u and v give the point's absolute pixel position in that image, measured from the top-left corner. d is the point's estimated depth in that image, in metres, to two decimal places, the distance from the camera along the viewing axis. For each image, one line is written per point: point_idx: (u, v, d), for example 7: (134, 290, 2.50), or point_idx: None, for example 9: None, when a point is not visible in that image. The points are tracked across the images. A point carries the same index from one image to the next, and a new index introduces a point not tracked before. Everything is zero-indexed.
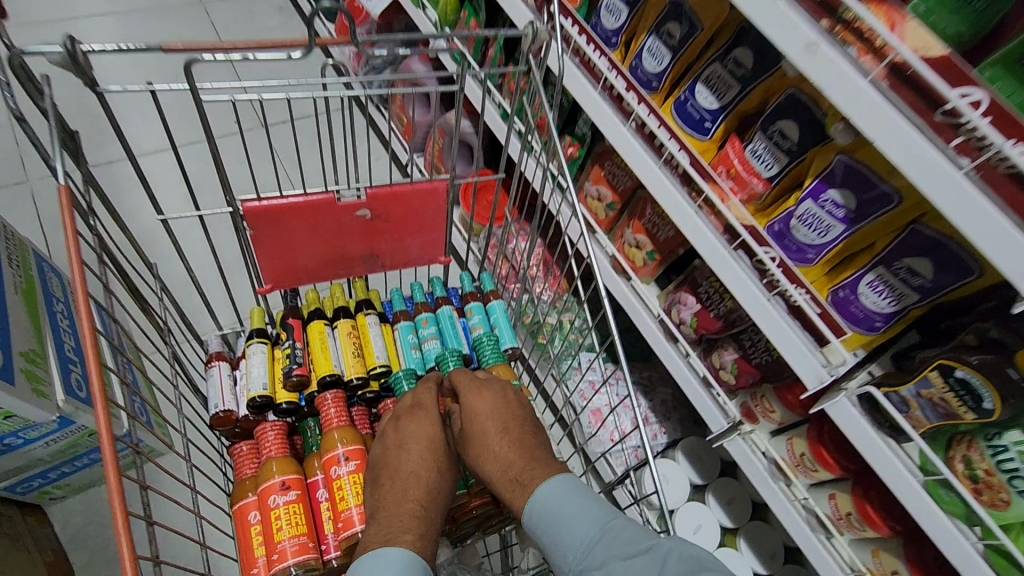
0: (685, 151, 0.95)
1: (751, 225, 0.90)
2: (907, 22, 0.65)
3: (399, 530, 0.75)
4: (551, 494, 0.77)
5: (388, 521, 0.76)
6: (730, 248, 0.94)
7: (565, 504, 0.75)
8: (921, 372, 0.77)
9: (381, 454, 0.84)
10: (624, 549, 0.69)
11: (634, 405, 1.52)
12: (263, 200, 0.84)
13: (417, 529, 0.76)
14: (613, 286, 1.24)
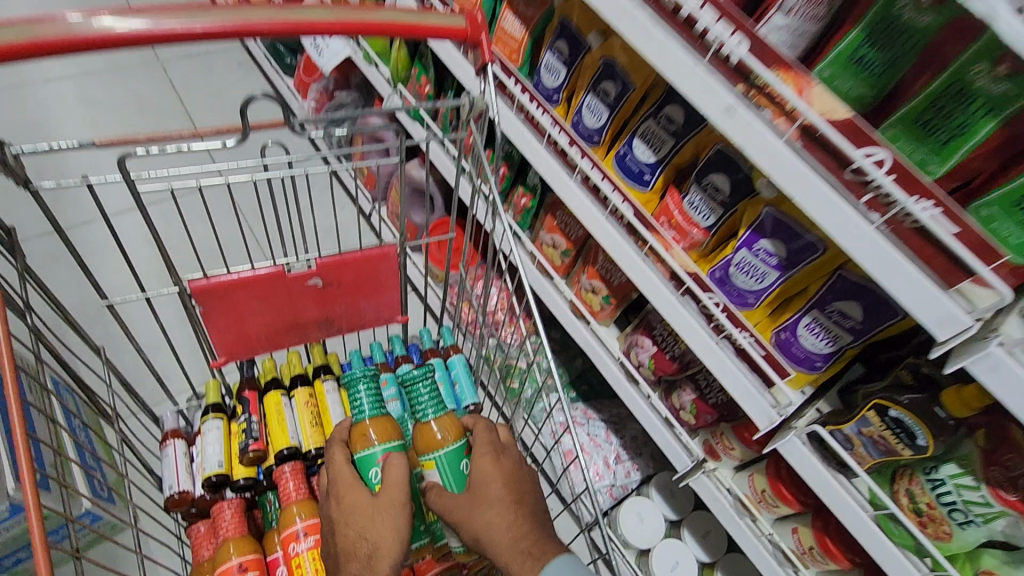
0: (629, 204, 0.99)
1: (695, 272, 0.93)
2: (812, 86, 0.67)
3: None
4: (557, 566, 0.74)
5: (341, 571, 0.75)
6: (677, 293, 0.97)
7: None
8: (861, 412, 0.79)
9: (338, 507, 0.80)
10: None
11: (607, 443, 1.53)
12: (209, 279, 0.85)
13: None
14: (573, 331, 1.26)
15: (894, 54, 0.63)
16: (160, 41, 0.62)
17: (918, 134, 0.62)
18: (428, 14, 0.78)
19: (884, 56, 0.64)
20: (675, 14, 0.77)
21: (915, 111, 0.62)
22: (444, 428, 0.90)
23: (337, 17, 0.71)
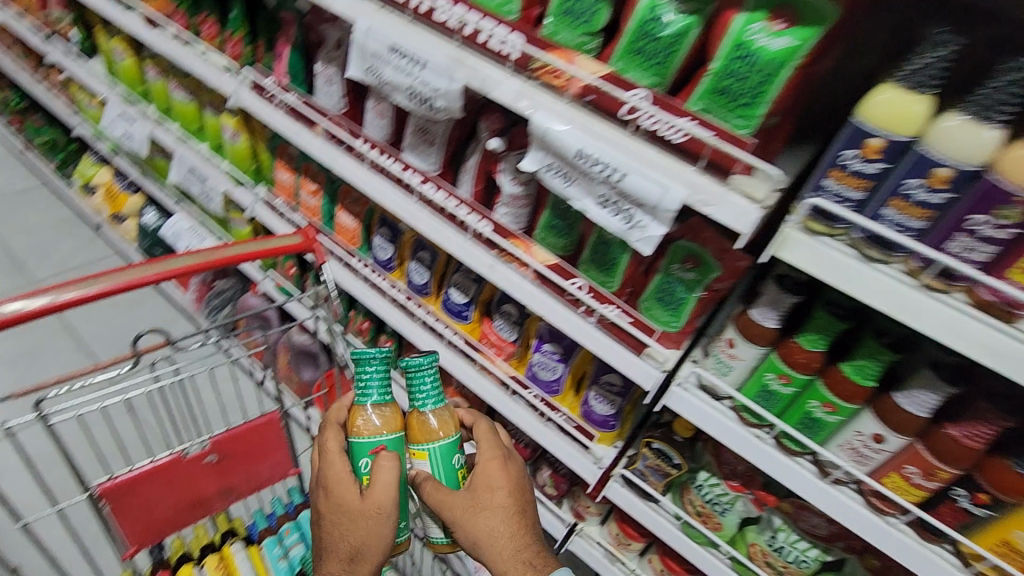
0: (460, 334, 1.31)
1: (515, 374, 1.24)
2: (534, 246, 1.04)
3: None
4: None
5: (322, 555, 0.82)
6: (508, 393, 1.27)
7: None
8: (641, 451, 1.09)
9: (329, 504, 0.84)
10: None
11: None
12: (115, 480, 1.01)
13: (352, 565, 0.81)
14: None
15: (569, 224, 1.01)
16: (63, 306, 0.85)
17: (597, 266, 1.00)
18: (272, 241, 1.08)
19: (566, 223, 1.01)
20: (445, 211, 1.14)
21: (590, 253, 1.00)
22: (441, 419, 0.88)
23: (199, 260, 0.98)
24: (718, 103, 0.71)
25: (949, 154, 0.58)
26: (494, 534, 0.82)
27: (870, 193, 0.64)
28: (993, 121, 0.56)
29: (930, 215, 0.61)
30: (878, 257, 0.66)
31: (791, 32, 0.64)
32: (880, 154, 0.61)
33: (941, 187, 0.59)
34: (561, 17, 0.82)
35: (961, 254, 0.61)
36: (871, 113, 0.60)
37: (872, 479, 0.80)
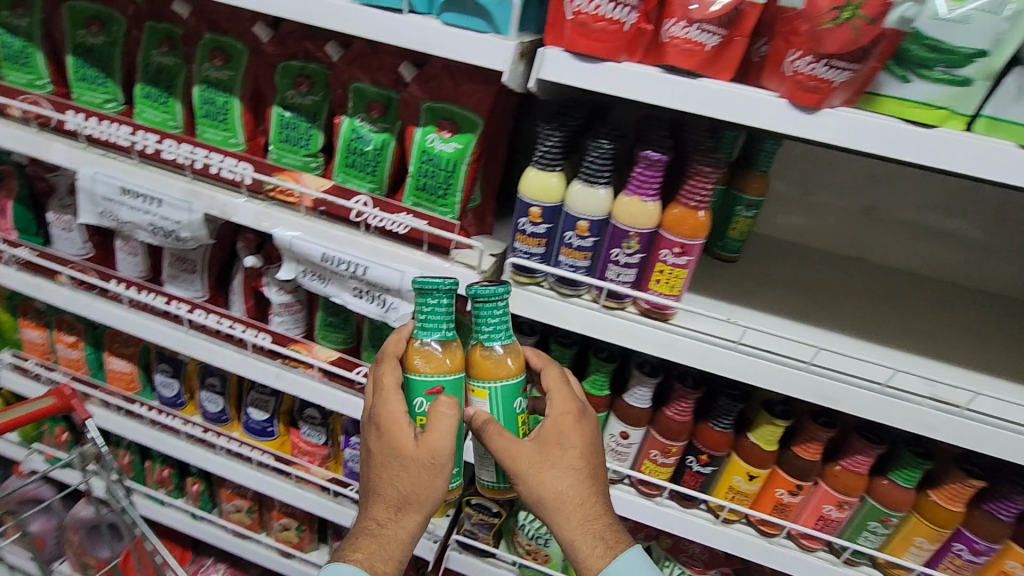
0: (267, 452, 1.28)
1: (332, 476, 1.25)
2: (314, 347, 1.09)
3: (354, 544, 0.75)
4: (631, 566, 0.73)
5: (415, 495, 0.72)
6: (331, 496, 1.27)
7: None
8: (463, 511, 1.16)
9: (384, 448, 0.73)
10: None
11: None
12: None
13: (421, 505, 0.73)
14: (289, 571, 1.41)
15: (344, 319, 1.08)
16: None
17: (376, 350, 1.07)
18: (10, 411, 0.94)
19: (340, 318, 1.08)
20: (221, 333, 1.13)
21: (367, 341, 1.07)
22: (499, 358, 0.74)
23: None
24: (422, 197, 0.86)
25: (580, 211, 0.78)
26: (557, 500, 0.72)
27: (547, 247, 0.82)
28: (600, 183, 0.76)
29: (589, 255, 0.80)
30: (567, 293, 0.84)
31: (457, 138, 0.81)
32: (541, 218, 0.79)
33: (585, 233, 0.79)
34: (282, 145, 0.92)
35: (617, 280, 0.80)
36: (523, 192, 0.79)
37: (634, 470, 0.96)
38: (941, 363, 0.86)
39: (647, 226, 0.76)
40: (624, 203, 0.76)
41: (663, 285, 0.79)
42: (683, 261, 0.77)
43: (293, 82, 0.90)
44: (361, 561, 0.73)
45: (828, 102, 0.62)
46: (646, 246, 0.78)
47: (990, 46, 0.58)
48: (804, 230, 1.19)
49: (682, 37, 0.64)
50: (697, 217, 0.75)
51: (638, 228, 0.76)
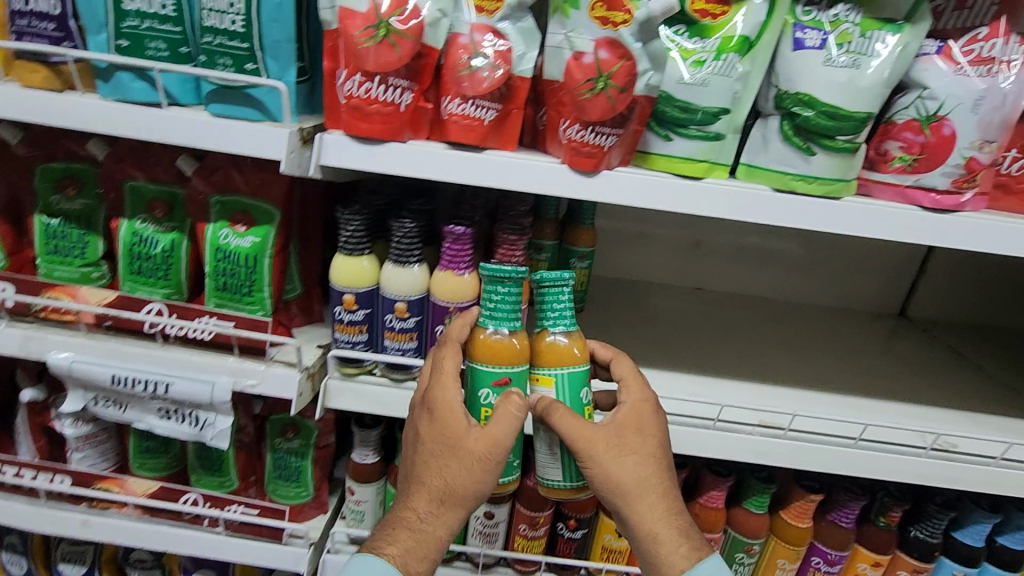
0: None
1: None
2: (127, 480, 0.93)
3: (389, 537, 0.66)
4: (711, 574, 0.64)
5: (455, 493, 0.65)
6: None
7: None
8: None
9: (435, 432, 0.65)
10: None
11: None
12: None
13: (466, 499, 0.65)
14: None
15: (162, 441, 0.94)
16: None
17: (206, 470, 0.93)
18: None
19: (157, 439, 0.94)
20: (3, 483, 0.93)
21: (193, 461, 0.94)
22: (564, 347, 0.65)
23: None
24: (226, 298, 0.77)
25: (397, 292, 0.74)
26: (634, 494, 0.65)
27: (369, 333, 0.77)
28: (412, 262, 0.74)
29: (414, 334, 0.77)
30: (399, 375, 0.79)
31: (255, 229, 0.74)
32: (356, 304, 0.75)
33: (404, 314, 0.75)
34: (52, 257, 0.80)
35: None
36: (335, 280, 0.74)
37: (507, 550, 0.90)
38: (766, 385, 0.92)
39: (467, 299, 0.74)
40: (439, 279, 0.74)
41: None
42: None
43: (56, 186, 0.79)
44: (396, 559, 0.65)
45: (604, 164, 0.64)
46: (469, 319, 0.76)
47: (728, 104, 0.64)
48: (646, 267, 1.30)
49: (459, 115, 0.64)
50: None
51: (458, 303, 0.74)
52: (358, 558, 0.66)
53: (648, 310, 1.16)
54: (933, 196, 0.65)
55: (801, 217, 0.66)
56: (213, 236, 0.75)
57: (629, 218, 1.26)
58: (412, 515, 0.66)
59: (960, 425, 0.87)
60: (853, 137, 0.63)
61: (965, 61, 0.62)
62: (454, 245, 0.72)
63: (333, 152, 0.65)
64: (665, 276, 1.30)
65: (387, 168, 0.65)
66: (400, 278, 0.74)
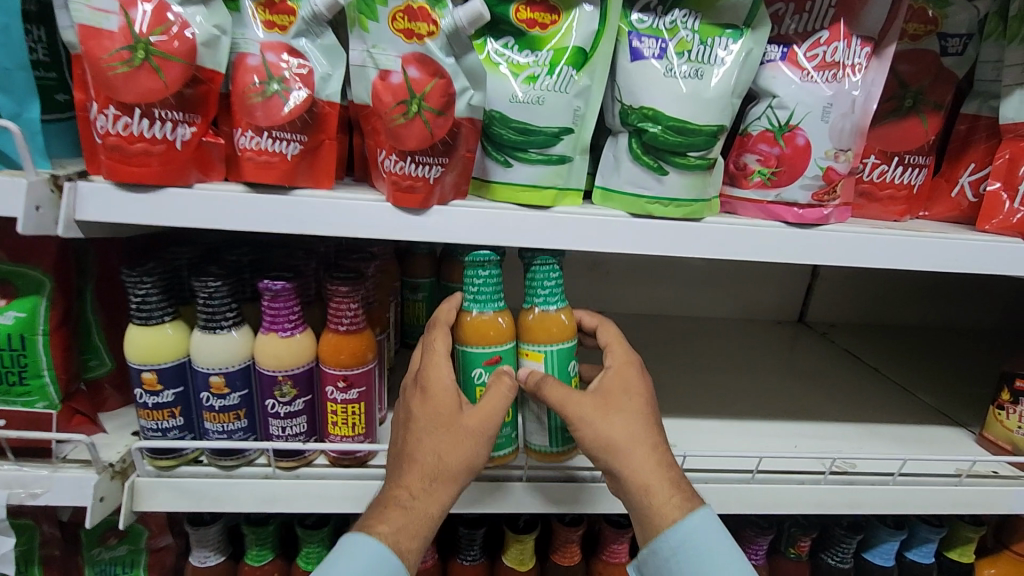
0: None
1: None
2: None
3: (377, 516, 0.57)
4: (698, 528, 0.57)
5: (445, 470, 0.57)
6: None
7: (708, 549, 0.57)
8: None
9: (426, 404, 0.59)
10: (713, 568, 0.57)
11: None
12: None
13: (454, 477, 0.58)
14: None
15: None
16: None
17: None
18: None
19: None
20: None
21: None
22: (552, 326, 0.63)
23: None
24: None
25: (210, 364, 0.61)
26: (625, 446, 0.59)
27: (185, 415, 0.63)
28: (225, 326, 0.61)
29: (240, 412, 0.64)
30: (231, 460, 0.65)
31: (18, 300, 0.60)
32: (160, 383, 0.61)
33: (223, 391, 0.62)
34: None
35: (284, 434, 0.65)
36: (129, 357, 0.60)
37: None
38: (662, 419, 0.85)
39: (299, 364, 0.63)
40: (261, 344, 0.62)
41: (343, 427, 0.65)
42: (354, 395, 0.64)
43: None
44: (387, 538, 0.55)
45: (435, 198, 0.55)
46: (306, 388, 0.64)
47: (570, 123, 0.57)
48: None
49: (254, 149, 0.53)
50: (357, 340, 0.63)
51: (287, 371, 0.62)
52: (347, 539, 0.56)
53: None
54: (796, 210, 0.61)
55: (663, 242, 0.59)
56: None
57: None
58: (401, 496, 0.57)
59: (857, 441, 0.84)
60: (705, 153, 0.57)
61: (811, 67, 0.58)
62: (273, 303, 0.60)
63: (95, 203, 0.52)
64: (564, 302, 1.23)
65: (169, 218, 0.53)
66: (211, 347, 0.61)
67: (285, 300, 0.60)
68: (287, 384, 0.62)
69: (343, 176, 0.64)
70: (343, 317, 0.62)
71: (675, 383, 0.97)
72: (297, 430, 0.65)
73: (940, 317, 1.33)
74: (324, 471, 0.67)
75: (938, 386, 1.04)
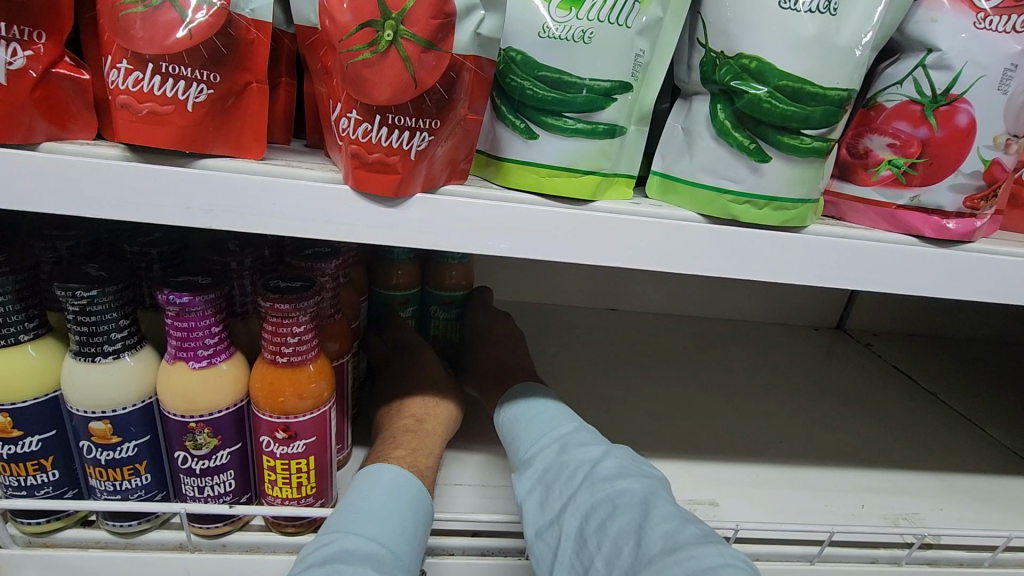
0: None
1: None
2: None
3: (388, 446, 0.52)
4: (518, 398, 0.58)
5: (433, 407, 0.59)
6: None
7: (525, 408, 0.56)
8: None
9: (400, 361, 0.64)
10: (527, 425, 0.54)
11: None
12: None
13: (436, 415, 0.58)
14: None
15: None
16: None
17: None
18: None
19: None
20: None
21: None
22: (454, 272, 0.69)
23: None
24: None
25: (85, 403, 0.43)
26: (506, 364, 0.65)
27: (60, 467, 0.45)
28: (115, 351, 0.43)
29: (139, 466, 0.46)
30: (126, 528, 0.48)
31: None
32: (19, 429, 0.43)
33: (111, 441, 0.44)
34: None
35: (201, 495, 0.47)
36: None
37: None
38: (697, 463, 0.68)
39: (223, 407, 0.45)
40: (166, 376, 0.43)
41: (284, 488, 0.47)
42: (299, 448, 0.46)
43: None
44: (402, 460, 0.51)
45: (419, 183, 0.36)
46: (233, 437, 0.46)
47: (629, 76, 0.38)
48: (551, 289, 1.04)
49: (134, 94, 0.34)
50: (304, 374, 0.45)
51: (204, 418, 0.44)
52: (360, 480, 0.47)
53: (552, 346, 0.90)
54: (939, 221, 0.42)
55: (749, 260, 0.41)
56: None
57: None
58: (405, 420, 0.56)
59: (935, 499, 0.68)
60: (825, 133, 0.38)
61: (991, 6, 0.38)
62: (179, 324, 0.42)
63: None
64: (574, 293, 1.05)
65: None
66: (89, 383, 0.42)
67: (197, 317, 0.42)
68: (204, 433, 0.44)
69: (289, 141, 0.44)
70: (284, 346, 0.43)
71: (708, 406, 0.80)
72: (219, 490, 0.47)
73: (992, 330, 1.17)
74: (260, 543, 0.50)
75: (1009, 421, 0.88)
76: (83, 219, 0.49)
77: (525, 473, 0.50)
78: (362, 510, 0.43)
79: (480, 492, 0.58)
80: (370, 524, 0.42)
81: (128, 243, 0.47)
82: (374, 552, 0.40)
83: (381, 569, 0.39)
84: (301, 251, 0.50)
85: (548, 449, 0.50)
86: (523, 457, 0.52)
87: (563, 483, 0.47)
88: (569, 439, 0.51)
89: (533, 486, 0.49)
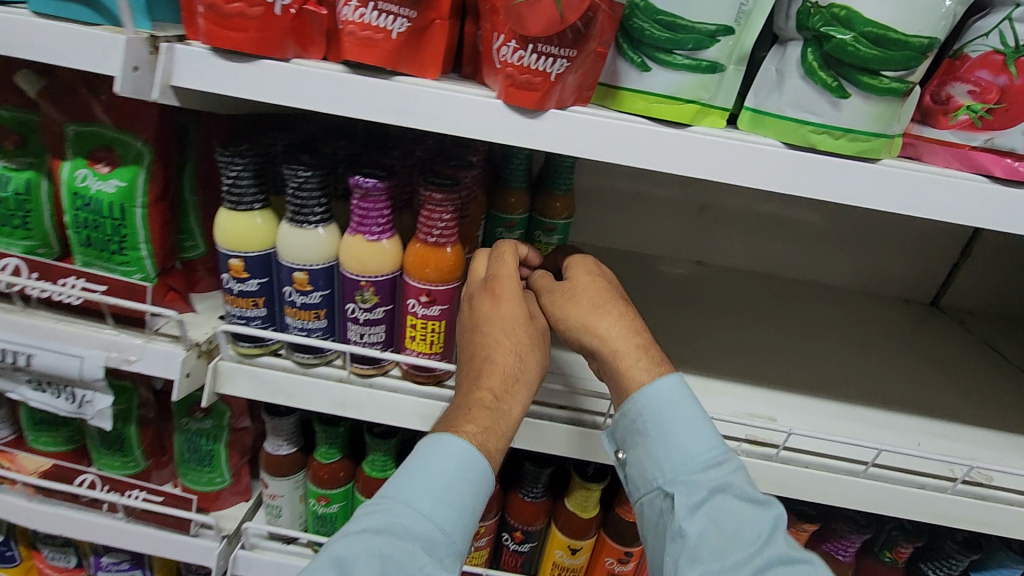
0: None
1: None
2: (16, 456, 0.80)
3: (462, 417, 0.52)
4: (661, 396, 0.54)
5: (509, 382, 0.54)
6: None
7: (668, 414, 0.54)
8: None
9: (486, 317, 0.56)
10: (688, 442, 0.54)
11: None
12: None
13: (516, 387, 0.54)
14: None
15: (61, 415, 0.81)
16: None
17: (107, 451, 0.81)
18: None
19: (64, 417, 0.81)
20: None
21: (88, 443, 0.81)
22: (558, 201, 0.80)
23: None
24: (93, 258, 0.63)
25: (296, 260, 0.59)
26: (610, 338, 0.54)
27: (268, 306, 0.62)
28: (314, 221, 0.58)
29: (321, 312, 0.61)
30: (306, 360, 0.64)
31: (129, 160, 0.60)
32: (247, 272, 0.60)
33: (305, 288, 0.60)
34: None
35: (361, 340, 0.62)
36: (219, 241, 0.59)
37: None
38: (762, 390, 0.76)
39: (385, 273, 0.59)
40: (347, 244, 0.58)
41: (421, 343, 0.62)
42: (435, 312, 0.60)
43: None
44: (474, 439, 0.51)
45: (554, 101, 0.47)
46: (388, 298, 0.61)
47: (732, 21, 0.46)
48: (646, 238, 1.09)
49: (357, 24, 0.47)
50: (444, 254, 0.58)
51: (371, 279, 0.59)
52: (434, 441, 0.51)
53: (638, 286, 0.99)
54: (1011, 164, 0.47)
55: (822, 183, 0.48)
56: (141, 158, 0.60)
57: (627, 173, 1.04)
58: (484, 390, 0.53)
59: (999, 453, 0.71)
60: (903, 75, 0.45)
61: None
62: (362, 204, 0.56)
63: (193, 68, 0.49)
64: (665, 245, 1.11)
65: (262, 93, 0.49)
66: (297, 243, 0.58)
67: (375, 200, 0.56)
68: (369, 290, 0.59)
69: (449, 70, 0.56)
70: (433, 228, 0.57)
71: (781, 351, 0.86)
72: (373, 339, 0.62)
73: None
74: (398, 386, 0.65)
75: None
76: (287, 127, 0.64)
77: (691, 498, 0.52)
78: (425, 485, 0.50)
79: (567, 379, 0.70)
80: (426, 502, 0.49)
81: (323, 145, 0.61)
82: (422, 534, 0.48)
83: (429, 551, 0.47)
84: (445, 161, 0.62)
85: (724, 489, 0.52)
86: (687, 477, 0.53)
87: (742, 538, 0.50)
88: (737, 482, 0.53)
89: (701, 521, 0.51)
